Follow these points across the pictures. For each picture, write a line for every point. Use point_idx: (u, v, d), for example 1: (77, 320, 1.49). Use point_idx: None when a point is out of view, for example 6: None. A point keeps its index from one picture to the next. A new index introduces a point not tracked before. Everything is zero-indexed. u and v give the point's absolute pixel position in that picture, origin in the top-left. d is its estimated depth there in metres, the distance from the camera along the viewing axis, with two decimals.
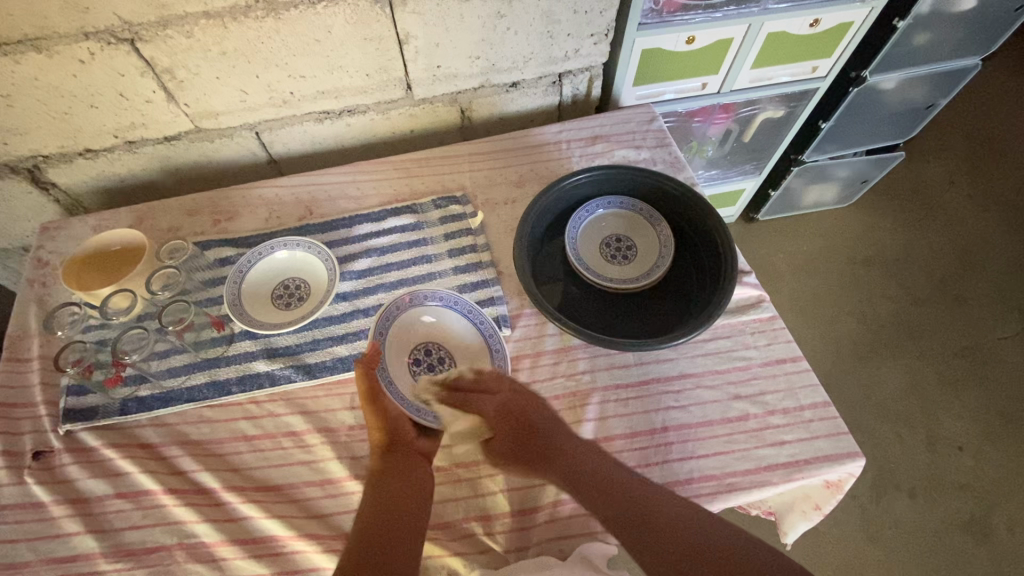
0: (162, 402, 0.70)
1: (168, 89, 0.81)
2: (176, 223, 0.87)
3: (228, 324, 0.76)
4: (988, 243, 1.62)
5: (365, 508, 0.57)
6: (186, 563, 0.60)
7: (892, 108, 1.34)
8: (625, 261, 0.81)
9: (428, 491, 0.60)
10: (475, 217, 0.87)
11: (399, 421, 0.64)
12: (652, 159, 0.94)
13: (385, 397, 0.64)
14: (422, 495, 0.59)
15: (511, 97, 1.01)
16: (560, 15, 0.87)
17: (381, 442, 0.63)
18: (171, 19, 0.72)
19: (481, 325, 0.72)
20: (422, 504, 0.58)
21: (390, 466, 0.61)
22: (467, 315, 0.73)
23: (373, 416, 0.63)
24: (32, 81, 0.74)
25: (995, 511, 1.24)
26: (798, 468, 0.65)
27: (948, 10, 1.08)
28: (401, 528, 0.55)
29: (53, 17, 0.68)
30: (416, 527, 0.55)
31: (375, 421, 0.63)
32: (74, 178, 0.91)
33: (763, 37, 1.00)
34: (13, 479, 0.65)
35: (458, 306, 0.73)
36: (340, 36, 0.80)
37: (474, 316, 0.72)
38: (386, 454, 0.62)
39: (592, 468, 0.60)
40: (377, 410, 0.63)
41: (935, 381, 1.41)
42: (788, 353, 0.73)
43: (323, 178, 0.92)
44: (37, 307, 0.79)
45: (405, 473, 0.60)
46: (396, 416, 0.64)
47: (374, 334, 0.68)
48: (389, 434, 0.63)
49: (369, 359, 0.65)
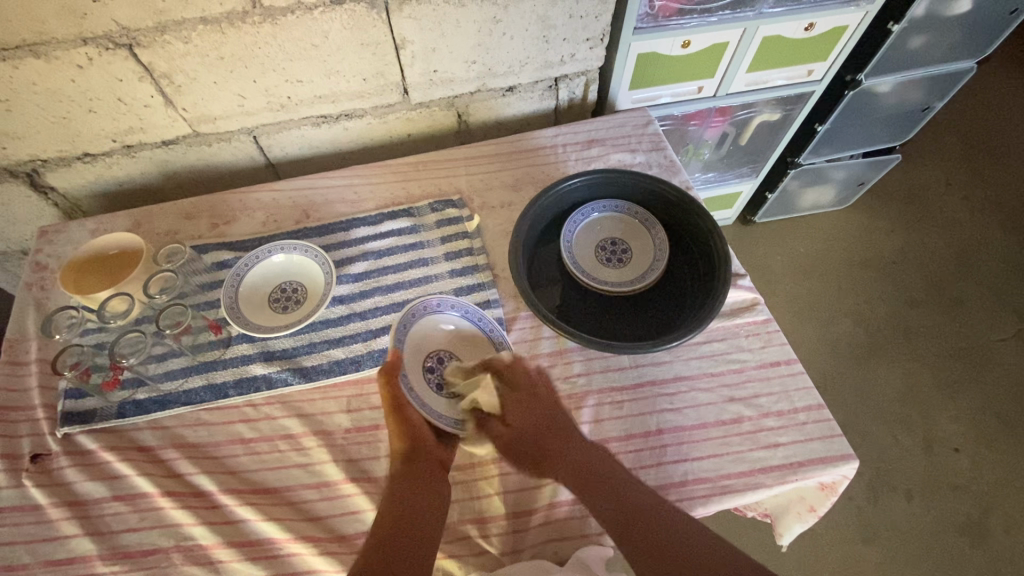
0: (160, 405, 0.71)
1: (166, 94, 0.81)
2: (174, 227, 0.88)
3: (225, 327, 0.77)
4: (986, 245, 1.63)
5: (384, 510, 0.59)
6: (184, 566, 0.61)
7: (888, 111, 1.35)
8: (620, 264, 0.81)
9: (443, 507, 0.60)
10: (471, 221, 0.87)
11: (422, 431, 0.63)
12: (647, 163, 0.94)
13: (409, 407, 0.64)
14: (436, 512, 0.59)
15: (508, 101, 1.02)
16: (556, 20, 0.88)
17: (401, 450, 0.62)
18: (169, 25, 0.73)
19: (494, 333, 0.72)
20: (435, 520, 0.59)
21: (412, 473, 0.61)
22: (478, 323, 0.73)
23: (395, 425, 0.63)
24: (31, 86, 0.75)
25: (991, 513, 1.24)
26: (792, 470, 0.65)
27: (942, 14, 1.09)
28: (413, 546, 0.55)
29: (51, 23, 0.69)
30: (429, 545, 0.56)
31: (397, 432, 0.63)
32: (73, 182, 0.91)
33: (758, 41, 1.01)
34: (12, 481, 0.65)
35: (468, 313, 0.73)
36: (337, 41, 0.81)
37: (488, 324, 0.72)
38: (407, 461, 0.62)
39: (589, 463, 0.62)
40: (400, 417, 0.63)
41: (932, 382, 1.42)
42: (783, 355, 0.74)
43: (321, 182, 0.93)
44: (36, 310, 0.80)
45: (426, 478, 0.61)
46: (418, 425, 0.63)
47: (393, 342, 0.66)
48: (411, 443, 0.63)
49: (391, 366, 0.63)
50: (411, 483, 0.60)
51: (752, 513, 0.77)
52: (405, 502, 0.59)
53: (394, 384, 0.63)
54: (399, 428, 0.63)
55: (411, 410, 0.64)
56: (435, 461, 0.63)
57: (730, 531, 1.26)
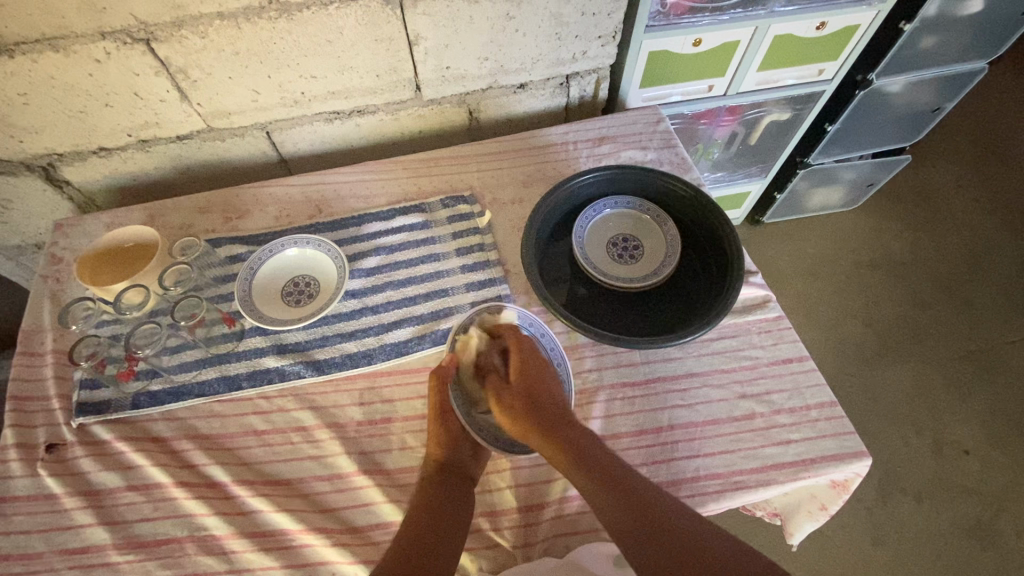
0: (174, 397, 0.71)
1: (182, 89, 0.82)
2: (187, 221, 0.88)
3: (239, 320, 0.77)
4: (996, 247, 1.62)
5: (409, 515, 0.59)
6: (197, 556, 0.61)
7: (898, 112, 1.34)
8: (632, 260, 0.81)
9: (470, 509, 0.61)
10: (482, 217, 0.87)
11: (457, 441, 0.64)
12: (659, 160, 0.94)
13: (452, 416, 0.65)
14: (465, 514, 0.60)
15: (519, 99, 1.02)
16: (568, 17, 0.88)
17: (438, 458, 0.63)
18: (186, 19, 0.73)
19: (553, 353, 0.70)
20: (461, 525, 0.59)
21: (441, 480, 0.62)
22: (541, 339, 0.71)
23: (437, 431, 0.64)
24: (49, 80, 0.75)
25: (1002, 515, 1.23)
26: (804, 467, 0.65)
27: (954, 14, 1.09)
28: (440, 548, 0.55)
29: (69, 17, 0.69)
30: (458, 545, 0.57)
31: (435, 435, 0.64)
32: (88, 176, 0.92)
33: (770, 40, 1.01)
34: (27, 471, 0.66)
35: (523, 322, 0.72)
36: (352, 37, 0.81)
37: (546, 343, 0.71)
38: (440, 470, 0.62)
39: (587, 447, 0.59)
40: (442, 425, 0.64)
41: (941, 384, 1.41)
42: (795, 352, 0.74)
43: (333, 177, 0.93)
44: (51, 302, 0.80)
45: (453, 485, 0.62)
46: (456, 436, 0.64)
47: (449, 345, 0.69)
48: (447, 452, 0.63)
49: (443, 371, 0.66)
50: (443, 487, 0.61)
51: (761, 512, 0.76)
52: (436, 505, 0.60)
53: (441, 388, 0.65)
54: (440, 436, 0.64)
55: (453, 419, 0.65)
56: (466, 474, 0.63)
57: (741, 529, 1.26)
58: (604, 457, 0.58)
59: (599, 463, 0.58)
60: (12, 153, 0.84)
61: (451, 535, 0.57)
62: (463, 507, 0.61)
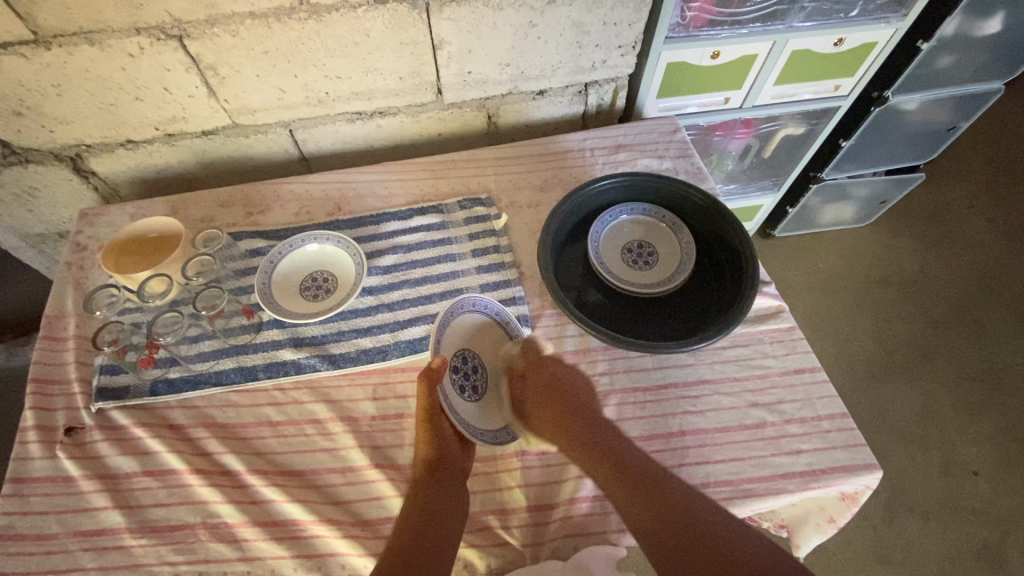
0: (191, 385, 0.72)
1: (210, 85, 0.84)
2: (210, 214, 0.90)
3: (257, 312, 0.79)
4: (1009, 268, 1.61)
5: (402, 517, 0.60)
6: (209, 542, 0.62)
7: (913, 129, 1.35)
8: (646, 267, 0.82)
9: (463, 509, 0.62)
10: (499, 219, 0.88)
11: (448, 441, 0.64)
12: (675, 169, 0.95)
13: (439, 416, 0.64)
14: (458, 514, 0.61)
15: (538, 105, 1.04)
16: (590, 26, 0.90)
17: (426, 456, 0.63)
18: (219, 18, 0.75)
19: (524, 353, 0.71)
20: (453, 519, 0.60)
21: (434, 482, 0.62)
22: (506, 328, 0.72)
23: (426, 431, 0.64)
24: (83, 72, 0.77)
25: (1009, 538, 1.22)
26: (814, 477, 0.65)
27: (971, 34, 1.10)
28: (428, 554, 0.56)
29: (107, 12, 0.71)
30: (451, 545, 0.58)
31: (425, 436, 0.64)
32: (114, 168, 0.94)
33: (787, 55, 1.02)
34: (47, 452, 0.67)
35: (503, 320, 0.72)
36: (377, 39, 0.83)
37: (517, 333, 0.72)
38: (430, 469, 0.63)
39: (590, 425, 0.66)
40: (432, 427, 0.64)
41: (951, 405, 1.40)
42: (807, 363, 0.74)
43: (355, 177, 0.95)
44: (74, 289, 0.82)
45: (446, 487, 0.62)
46: (447, 438, 0.64)
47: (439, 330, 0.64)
48: (437, 451, 0.63)
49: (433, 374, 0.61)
50: (431, 487, 0.62)
51: (767, 524, 0.75)
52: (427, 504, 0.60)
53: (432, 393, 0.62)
54: (428, 435, 0.64)
55: (443, 418, 0.64)
56: (456, 467, 0.64)
57: None
58: (617, 445, 0.64)
59: (612, 451, 0.63)
60: (43, 142, 0.86)
61: (441, 535, 0.58)
62: (454, 504, 0.61)
